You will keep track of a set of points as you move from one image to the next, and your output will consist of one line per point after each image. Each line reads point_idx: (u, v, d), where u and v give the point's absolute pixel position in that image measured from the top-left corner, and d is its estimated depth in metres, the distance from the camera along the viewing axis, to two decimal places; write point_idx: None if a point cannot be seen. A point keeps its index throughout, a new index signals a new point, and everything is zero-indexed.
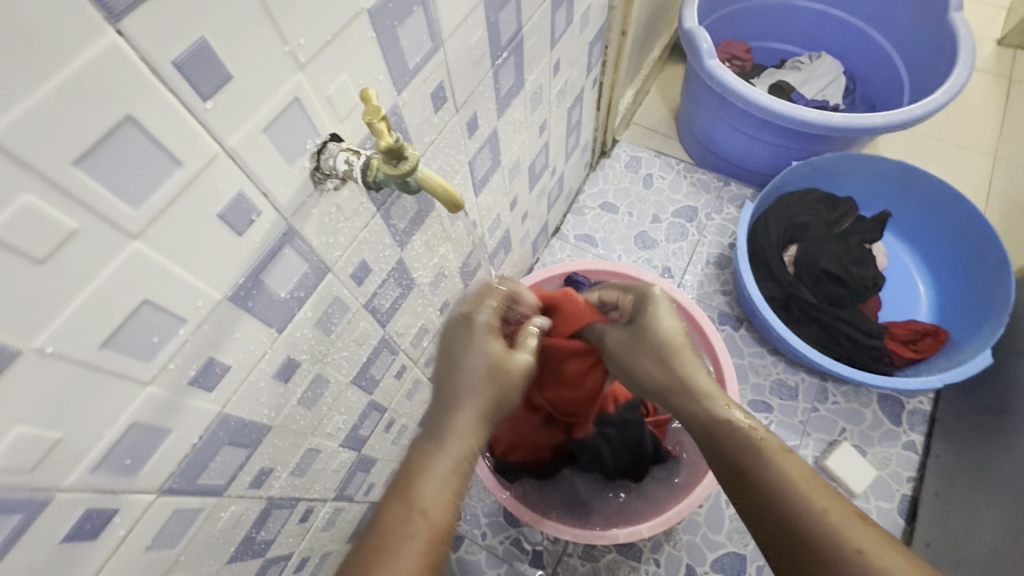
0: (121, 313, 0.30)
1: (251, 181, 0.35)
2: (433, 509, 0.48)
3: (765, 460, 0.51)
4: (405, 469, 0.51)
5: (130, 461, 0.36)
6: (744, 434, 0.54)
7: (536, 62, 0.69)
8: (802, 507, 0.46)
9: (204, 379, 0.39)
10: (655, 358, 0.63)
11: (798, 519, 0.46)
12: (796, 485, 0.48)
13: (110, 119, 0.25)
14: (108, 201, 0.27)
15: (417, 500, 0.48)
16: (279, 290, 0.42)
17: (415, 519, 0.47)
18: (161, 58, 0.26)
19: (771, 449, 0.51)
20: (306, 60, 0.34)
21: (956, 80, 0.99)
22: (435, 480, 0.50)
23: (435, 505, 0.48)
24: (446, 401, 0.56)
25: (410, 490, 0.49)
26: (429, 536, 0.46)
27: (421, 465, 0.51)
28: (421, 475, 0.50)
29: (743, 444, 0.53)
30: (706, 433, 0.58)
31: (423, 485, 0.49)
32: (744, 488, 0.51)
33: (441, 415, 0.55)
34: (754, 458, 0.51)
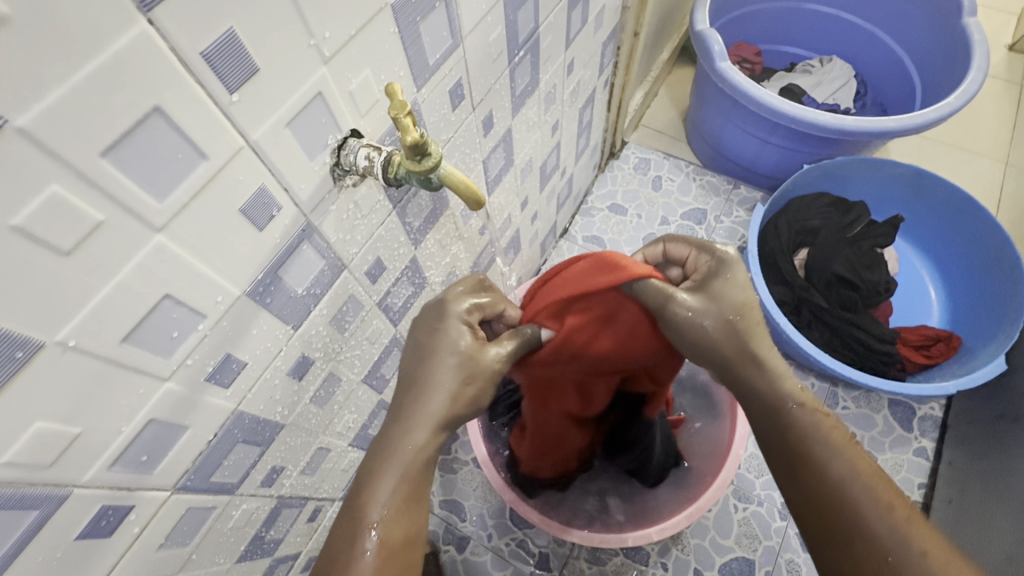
0: (144, 307, 0.30)
1: (272, 175, 0.34)
2: (384, 526, 0.46)
3: (832, 449, 0.50)
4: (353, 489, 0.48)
5: (146, 457, 0.36)
6: (813, 421, 0.52)
7: (551, 61, 0.68)
8: (863, 500, 0.47)
9: (221, 375, 0.38)
10: (725, 331, 0.54)
11: (856, 510, 0.47)
12: (862, 478, 0.48)
13: (138, 110, 0.25)
14: (134, 194, 0.26)
15: (367, 522, 0.46)
16: (296, 287, 0.42)
17: (363, 540, 0.45)
18: (190, 50, 0.26)
19: (841, 441, 0.50)
20: (331, 55, 0.34)
21: (970, 85, 0.98)
22: (390, 501, 0.47)
23: (384, 525, 0.46)
24: (410, 404, 0.50)
25: (357, 509, 0.46)
26: (387, 556, 0.45)
27: (368, 481, 0.48)
28: (371, 495, 0.47)
29: (810, 433, 0.51)
30: (769, 409, 0.53)
31: (370, 499, 0.47)
32: (805, 471, 0.50)
33: (397, 422, 0.50)
34: (820, 442, 0.50)
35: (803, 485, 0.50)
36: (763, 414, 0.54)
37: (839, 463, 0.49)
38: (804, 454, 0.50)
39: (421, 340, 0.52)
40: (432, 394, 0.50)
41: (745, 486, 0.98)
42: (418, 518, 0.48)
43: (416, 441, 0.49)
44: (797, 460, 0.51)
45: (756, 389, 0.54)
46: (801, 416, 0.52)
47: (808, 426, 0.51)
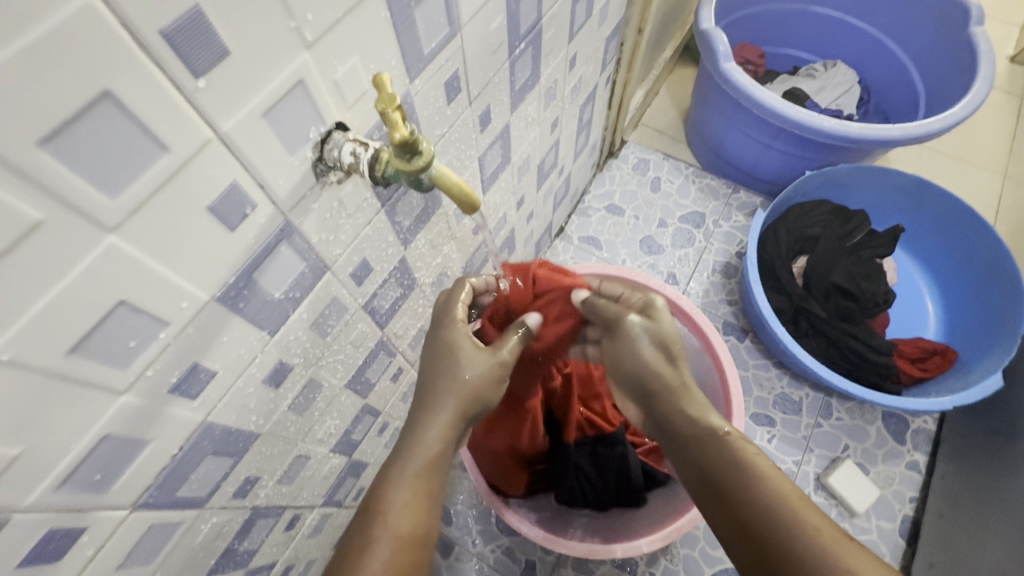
0: (95, 315, 0.27)
1: (246, 170, 0.31)
2: (396, 518, 0.46)
3: (742, 471, 0.48)
4: (371, 493, 0.49)
5: (100, 476, 0.32)
6: (709, 426, 0.53)
7: (552, 55, 0.65)
8: (756, 488, 0.47)
9: (187, 386, 0.35)
10: (661, 353, 0.59)
11: (752, 498, 0.46)
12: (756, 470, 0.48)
13: (84, 94, 0.22)
14: (81, 190, 0.23)
15: (382, 515, 0.46)
16: (273, 291, 0.39)
17: (379, 532, 0.45)
18: (147, 27, 0.22)
19: (756, 466, 0.48)
20: (314, 39, 0.31)
21: (975, 95, 0.97)
22: (408, 495, 0.48)
23: (402, 518, 0.47)
24: (429, 396, 0.53)
25: (374, 506, 0.47)
26: (403, 548, 0.45)
27: (386, 481, 0.49)
28: (390, 491, 0.48)
29: (704, 438, 0.53)
30: (671, 425, 0.56)
31: (388, 499, 0.47)
32: (708, 473, 0.50)
33: (416, 421, 0.53)
34: (732, 466, 0.49)
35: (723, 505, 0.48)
36: (670, 427, 0.56)
37: (751, 483, 0.47)
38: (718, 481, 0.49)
39: (436, 344, 0.56)
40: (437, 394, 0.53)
41: None
42: (431, 516, 0.48)
43: (432, 440, 0.51)
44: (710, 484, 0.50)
45: (674, 418, 0.56)
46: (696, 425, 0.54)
47: (720, 454, 0.50)
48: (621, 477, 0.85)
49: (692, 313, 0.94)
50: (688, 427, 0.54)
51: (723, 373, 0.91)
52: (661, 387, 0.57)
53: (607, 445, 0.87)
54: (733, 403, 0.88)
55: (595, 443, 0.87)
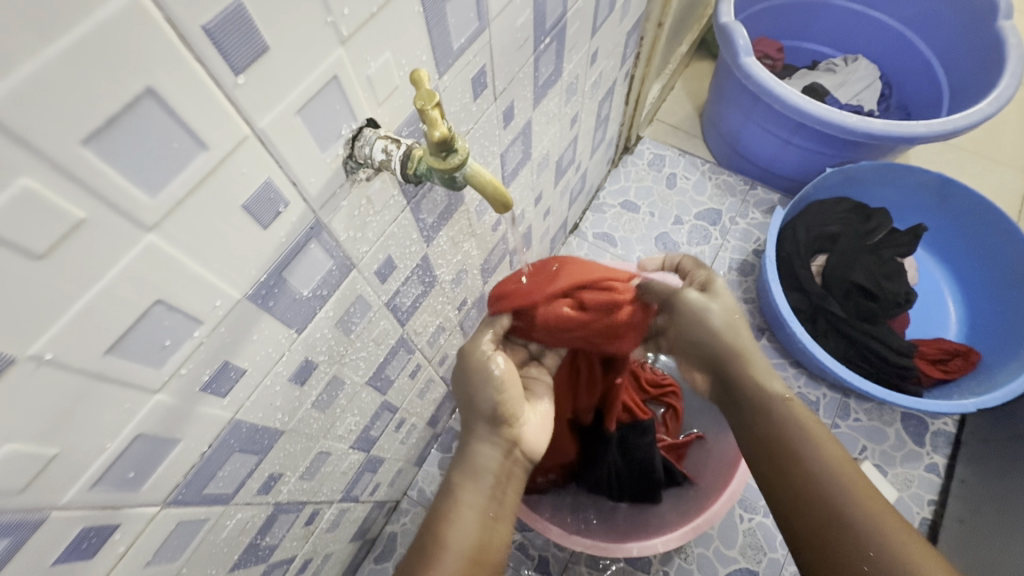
0: (131, 315, 0.27)
1: (280, 167, 0.31)
2: (461, 536, 0.47)
3: (798, 437, 0.53)
4: (431, 517, 0.50)
5: (133, 474, 0.32)
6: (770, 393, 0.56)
7: (575, 50, 0.64)
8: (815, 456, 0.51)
9: (218, 384, 0.35)
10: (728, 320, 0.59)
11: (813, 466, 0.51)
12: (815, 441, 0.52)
13: (127, 91, 0.21)
14: (123, 189, 0.23)
15: (444, 535, 0.47)
16: (302, 289, 0.38)
17: (443, 554, 0.46)
18: (189, 22, 0.22)
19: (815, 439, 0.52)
20: (349, 34, 0.30)
21: (1002, 91, 0.95)
22: (468, 516, 0.49)
23: (465, 538, 0.47)
24: (466, 422, 0.54)
25: (438, 527, 0.48)
26: (464, 564, 0.46)
27: (449, 500, 0.50)
28: (451, 513, 0.49)
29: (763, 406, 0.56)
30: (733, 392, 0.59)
31: (450, 519, 0.48)
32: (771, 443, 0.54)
33: (462, 444, 0.54)
34: (789, 432, 0.53)
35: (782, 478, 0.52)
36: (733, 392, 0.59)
37: (810, 450, 0.52)
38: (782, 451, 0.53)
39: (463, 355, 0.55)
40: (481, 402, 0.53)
41: (751, 496, 0.96)
42: (495, 530, 0.50)
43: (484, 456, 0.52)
44: (776, 451, 0.54)
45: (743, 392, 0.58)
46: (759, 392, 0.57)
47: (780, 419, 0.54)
48: (644, 472, 0.84)
49: None
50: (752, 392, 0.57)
51: None
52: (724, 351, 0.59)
53: (638, 433, 0.85)
54: None
55: (624, 434, 0.86)
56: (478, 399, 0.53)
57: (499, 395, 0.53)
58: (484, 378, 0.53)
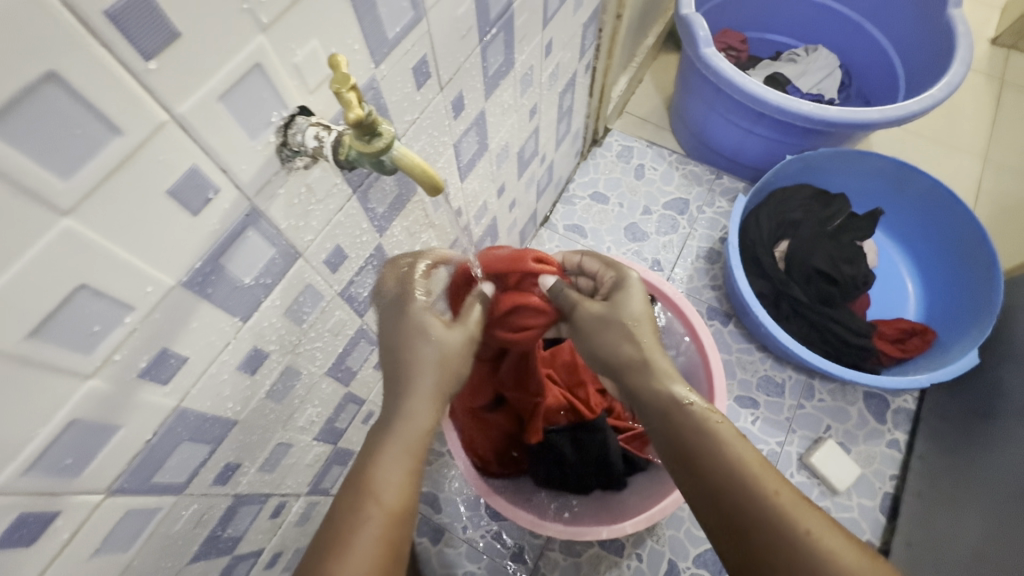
0: (54, 299, 0.27)
1: (206, 154, 0.31)
2: (387, 494, 0.47)
3: (707, 445, 0.52)
4: (355, 469, 0.48)
5: (71, 461, 0.33)
6: (682, 408, 0.55)
7: (526, 41, 0.66)
8: (726, 464, 0.50)
9: (157, 371, 0.36)
10: (626, 338, 0.59)
11: (730, 475, 0.50)
12: (723, 440, 0.52)
13: (27, 75, 0.22)
14: (30, 171, 0.23)
15: (373, 491, 0.47)
16: (243, 276, 0.39)
17: (367, 505, 0.46)
18: (90, 8, 0.23)
19: (717, 437, 0.52)
20: (269, 22, 0.31)
21: (952, 78, 0.98)
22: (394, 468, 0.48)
23: (389, 489, 0.47)
24: (395, 384, 0.53)
25: (366, 482, 0.47)
26: (388, 517, 0.46)
27: (374, 457, 0.49)
28: (373, 464, 0.48)
29: (680, 427, 0.54)
30: (654, 414, 0.56)
31: (377, 474, 0.48)
32: (688, 463, 0.53)
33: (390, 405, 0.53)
34: (698, 442, 0.52)
35: (693, 486, 0.52)
36: (655, 414, 0.57)
37: (716, 456, 0.51)
38: (692, 460, 0.52)
39: (395, 318, 0.54)
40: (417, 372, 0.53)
41: None
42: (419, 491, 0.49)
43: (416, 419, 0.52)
44: (677, 457, 0.54)
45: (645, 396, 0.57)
46: (677, 412, 0.55)
47: (691, 429, 0.53)
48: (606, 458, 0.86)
49: (674, 299, 0.96)
50: (661, 408, 0.56)
51: (705, 355, 0.93)
52: (627, 362, 0.59)
53: (586, 431, 0.87)
54: (714, 384, 0.90)
55: (575, 428, 0.87)
56: (417, 367, 0.53)
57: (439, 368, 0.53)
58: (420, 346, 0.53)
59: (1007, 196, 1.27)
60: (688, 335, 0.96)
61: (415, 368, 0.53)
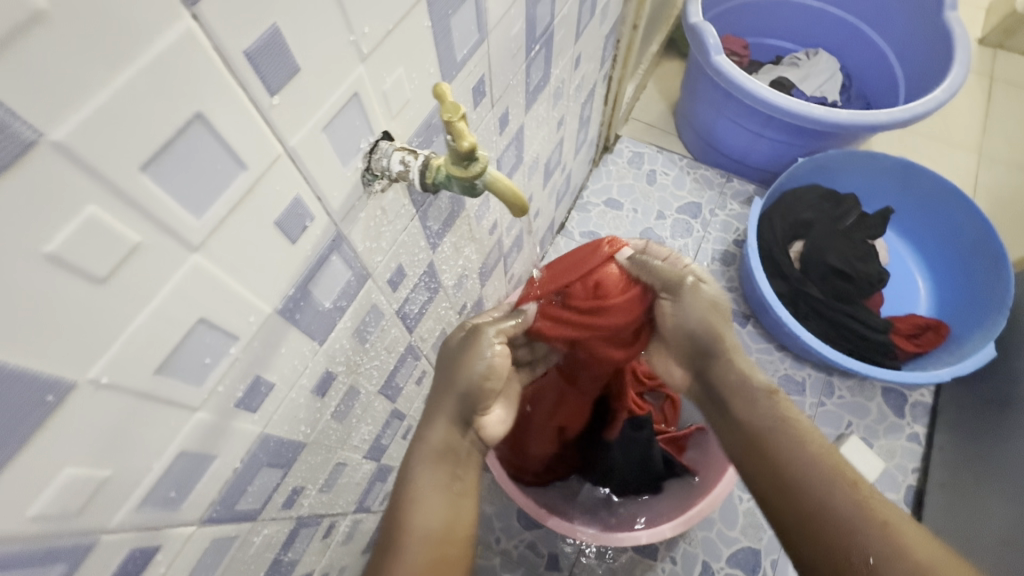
0: (178, 334, 0.27)
1: (307, 184, 0.32)
2: (422, 523, 0.49)
3: (787, 435, 0.54)
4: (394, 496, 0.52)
5: (175, 493, 0.33)
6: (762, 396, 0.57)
7: (560, 56, 0.67)
8: (805, 450, 0.53)
9: (250, 399, 0.36)
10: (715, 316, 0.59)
11: (809, 460, 0.52)
12: (803, 431, 0.54)
13: (179, 117, 0.22)
14: (174, 211, 0.24)
15: (406, 519, 0.49)
16: (324, 300, 0.39)
17: (405, 535, 0.49)
18: (234, 49, 0.23)
19: (799, 429, 0.54)
20: (368, 51, 0.31)
21: (954, 78, 1.01)
22: (436, 503, 0.51)
23: (424, 518, 0.50)
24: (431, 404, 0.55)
25: (400, 509, 0.50)
26: (432, 547, 0.48)
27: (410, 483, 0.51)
28: (417, 498, 0.50)
29: (760, 413, 0.56)
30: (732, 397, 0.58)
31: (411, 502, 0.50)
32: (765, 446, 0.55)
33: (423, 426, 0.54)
34: (775, 429, 0.55)
35: (767, 469, 0.54)
36: (731, 395, 0.58)
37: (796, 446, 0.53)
38: (771, 446, 0.54)
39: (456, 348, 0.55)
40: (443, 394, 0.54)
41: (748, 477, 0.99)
42: (456, 513, 0.51)
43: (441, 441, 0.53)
44: (756, 451, 0.56)
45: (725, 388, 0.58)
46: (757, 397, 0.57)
47: (769, 415, 0.56)
48: (644, 464, 0.86)
49: None
50: (738, 392, 0.58)
51: None
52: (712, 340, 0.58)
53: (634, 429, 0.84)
54: None
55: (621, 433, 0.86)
56: (455, 382, 0.53)
57: (483, 381, 0.53)
58: (452, 371, 0.54)
59: (1004, 190, 1.31)
60: None
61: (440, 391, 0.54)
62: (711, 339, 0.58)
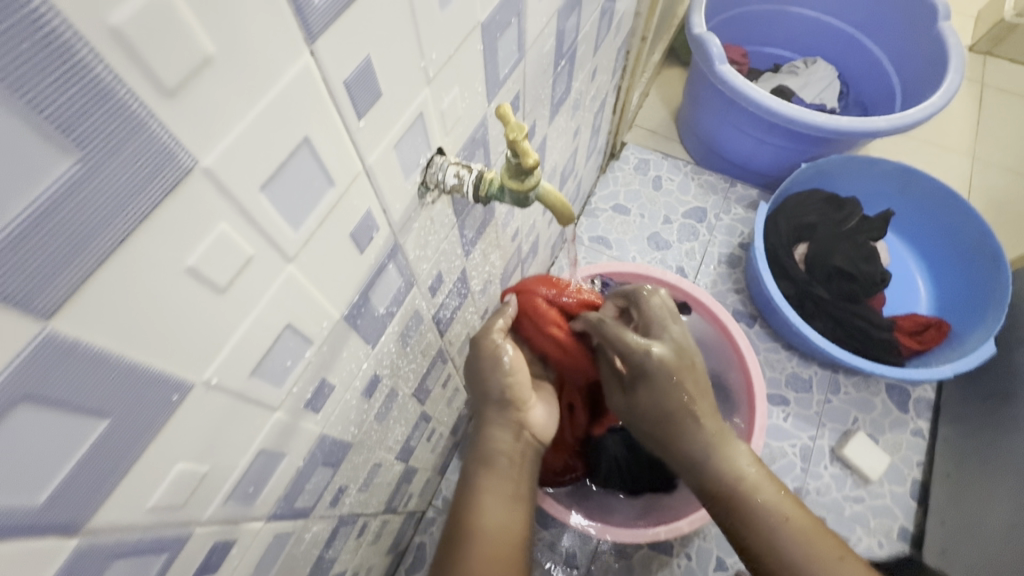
0: (270, 338, 0.29)
1: (377, 197, 0.34)
2: (490, 523, 0.56)
3: (759, 516, 0.59)
4: (460, 500, 0.59)
5: (252, 489, 0.35)
6: (730, 480, 0.62)
7: (581, 69, 0.70)
8: (775, 531, 0.58)
9: (315, 400, 0.38)
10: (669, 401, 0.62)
11: (778, 541, 0.57)
12: (771, 507, 0.59)
13: (291, 141, 0.24)
14: (280, 226, 0.26)
15: (477, 519, 0.56)
16: (379, 306, 0.41)
17: (477, 536, 0.55)
18: (336, 78, 0.25)
19: (765, 507, 0.59)
20: (433, 74, 0.34)
21: (949, 86, 1.05)
22: (494, 503, 0.58)
23: (491, 520, 0.56)
24: (480, 410, 0.63)
25: (471, 512, 0.57)
26: (498, 541, 0.55)
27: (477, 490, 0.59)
28: (479, 500, 0.58)
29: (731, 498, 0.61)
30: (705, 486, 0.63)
31: (480, 506, 0.57)
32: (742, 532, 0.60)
33: (478, 431, 0.63)
34: (748, 512, 0.60)
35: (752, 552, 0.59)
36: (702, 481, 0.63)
37: (766, 525, 0.58)
38: (745, 533, 0.59)
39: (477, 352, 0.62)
40: (490, 403, 0.62)
41: None
42: (516, 512, 0.58)
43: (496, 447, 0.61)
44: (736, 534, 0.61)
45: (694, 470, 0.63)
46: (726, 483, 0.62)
47: (738, 499, 0.61)
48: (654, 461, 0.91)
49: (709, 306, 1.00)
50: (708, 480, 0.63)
51: (742, 358, 0.98)
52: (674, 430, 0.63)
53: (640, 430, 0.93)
54: (754, 387, 0.95)
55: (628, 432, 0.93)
56: (490, 386, 0.61)
57: (507, 377, 0.61)
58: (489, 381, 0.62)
59: (996, 193, 1.36)
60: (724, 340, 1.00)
61: (488, 401, 0.62)
62: (673, 424, 0.62)
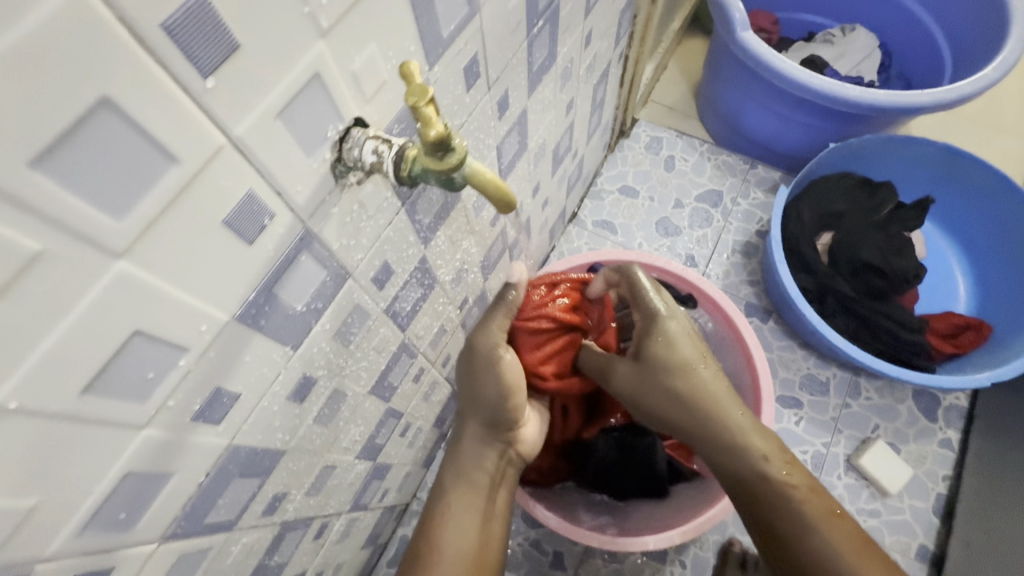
0: (108, 349, 0.24)
1: (263, 177, 0.28)
2: (456, 542, 0.53)
3: (784, 497, 0.55)
4: (429, 513, 0.56)
5: (125, 514, 0.30)
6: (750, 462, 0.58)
7: (569, 33, 0.61)
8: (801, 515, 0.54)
9: (210, 412, 0.33)
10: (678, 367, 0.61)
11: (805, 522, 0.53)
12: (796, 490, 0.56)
13: (79, 104, 0.19)
14: (86, 215, 0.20)
15: (440, 537, 0.53)
16: (294, 303, 0.36)
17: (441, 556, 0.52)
18: (146, 21, 0.19)
19: (790, 492, 0.56)
20: (330, 26, 0.27)
21: (1009, 55, 0.92)
22: (463, 518, 0.55)
23: (458, 540, 0.53)
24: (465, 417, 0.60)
25: (436, 528, 0.54)
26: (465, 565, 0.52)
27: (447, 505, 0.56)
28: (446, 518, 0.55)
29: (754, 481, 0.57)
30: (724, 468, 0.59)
31: (447, 524, 0.54)
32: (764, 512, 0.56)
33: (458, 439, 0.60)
34: (773, 494, 0.56)
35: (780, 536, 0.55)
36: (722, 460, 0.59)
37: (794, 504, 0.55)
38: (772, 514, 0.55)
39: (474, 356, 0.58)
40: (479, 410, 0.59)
41: None
42: (486, 532, 0.55)
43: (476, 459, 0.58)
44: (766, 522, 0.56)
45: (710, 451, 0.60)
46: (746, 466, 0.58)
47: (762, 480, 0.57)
48: (648, 469, 0.84)
49: (716, 298, 0.91)
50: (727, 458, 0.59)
51: (749, 357, 0.90)
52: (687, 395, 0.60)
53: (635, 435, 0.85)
54: (762, 390, 0.87)
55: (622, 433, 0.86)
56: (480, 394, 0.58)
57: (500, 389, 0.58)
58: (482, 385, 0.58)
59: None
60: (732, 337, 0.92)
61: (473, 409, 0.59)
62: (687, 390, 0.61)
